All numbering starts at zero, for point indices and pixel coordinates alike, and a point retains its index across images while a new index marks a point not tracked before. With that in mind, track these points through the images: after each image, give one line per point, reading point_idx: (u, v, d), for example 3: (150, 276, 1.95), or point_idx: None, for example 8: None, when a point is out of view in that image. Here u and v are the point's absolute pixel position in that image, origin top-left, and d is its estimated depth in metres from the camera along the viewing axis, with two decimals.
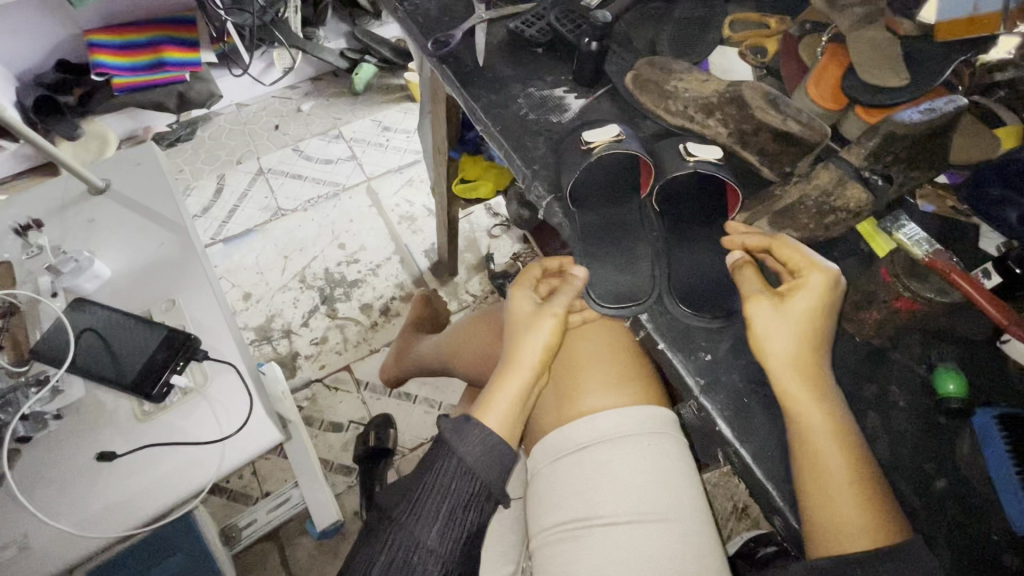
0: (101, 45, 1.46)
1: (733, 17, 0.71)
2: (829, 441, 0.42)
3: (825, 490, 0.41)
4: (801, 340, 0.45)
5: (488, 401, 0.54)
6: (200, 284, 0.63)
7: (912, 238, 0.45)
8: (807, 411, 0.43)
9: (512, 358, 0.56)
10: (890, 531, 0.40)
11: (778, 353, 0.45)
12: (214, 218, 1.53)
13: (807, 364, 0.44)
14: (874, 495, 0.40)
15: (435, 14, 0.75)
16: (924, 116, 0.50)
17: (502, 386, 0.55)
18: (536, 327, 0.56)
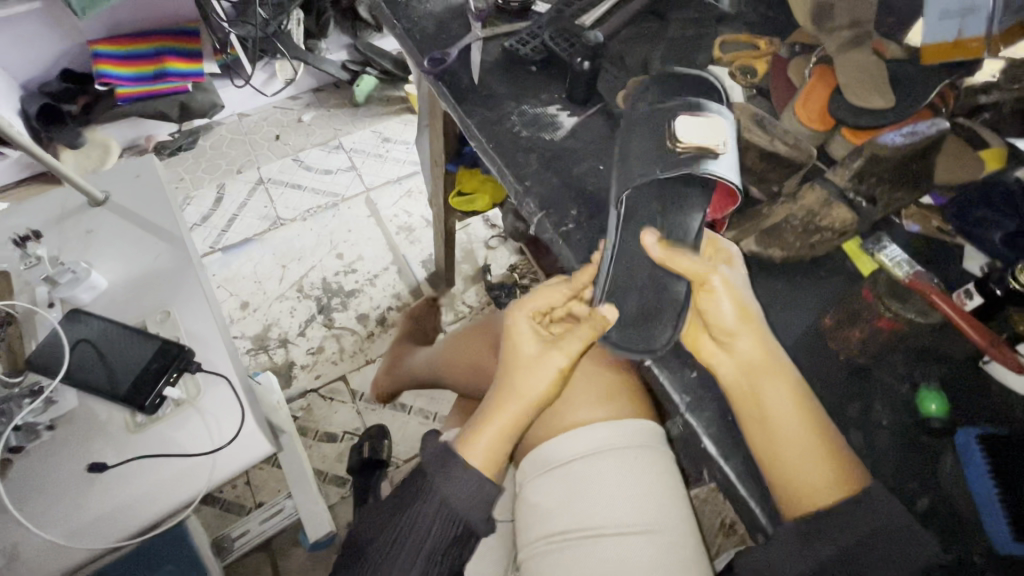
0: (105, 55, 1.49)
1: (724, 38, 0.72)
2: (789, 416, 0.44)
3: (790, 462, 0.43)
4: (748, 310, 0.47)
5: (477, 428, 0.52)
6: (195, 296, 0.64)
7: (895, 260, 0.49)
8: (765, 380, 0.45)
9: (510, 385, 0.53)
10: (848, 477, 0.42)
11: (730, 326, 0.47)
12: (213, 227, 1.55)
13: (759, 334, 0.47)
14: (833, 453, 0.43)
15: (432, 32, 0.76)
16: (907, 139, 0.52)
17: (497, 413, 0.52)
18: (541, 362, 0.52)
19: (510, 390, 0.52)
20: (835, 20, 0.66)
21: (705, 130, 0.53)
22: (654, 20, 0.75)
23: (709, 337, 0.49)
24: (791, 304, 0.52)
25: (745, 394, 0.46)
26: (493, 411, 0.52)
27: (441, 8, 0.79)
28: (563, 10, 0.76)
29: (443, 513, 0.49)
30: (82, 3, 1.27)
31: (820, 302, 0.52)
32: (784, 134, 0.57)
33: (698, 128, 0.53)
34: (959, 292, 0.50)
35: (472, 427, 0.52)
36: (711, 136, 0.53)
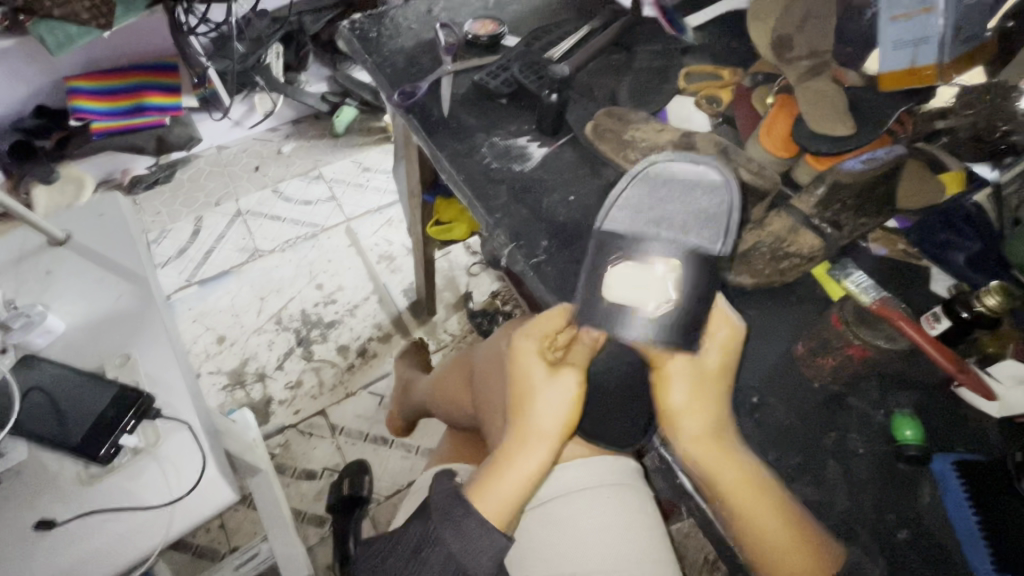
0: (80, 90, 1.48)
1: (689, 69, 0.74)
2: (749, 497, 0.41)
3: (763, 544, 0.40)
4: (704, 394, 0.44)
5: (491, 480, 0.47)
6: (157, 336, 0.62)
7: (860, 286, 0.49)
8: (720, 470, 0.42)
9: (524, 427, 0.48)
10: (821, 560, 0.40)
11: (676, 409, 0.44)
12: (190, 260, 1.52)
13: (712, 412, 0.44)
14: (804, 540, 0.41)
15: (403, 66, 0.77)
16: (866, 165, 0.53)
17: (514, 461, 0.47)
18: (555, 394, 0.47)
19: (526, 430, 0.47)
20: (794, 51, 0.68)
21: (636, 285, 0.49)
22: (620, 53, 0.77)
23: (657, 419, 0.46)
24: (763, 330, 0.52)
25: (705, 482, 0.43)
26: (507, 457, 0.47)
27: (412, 42, 0.80)
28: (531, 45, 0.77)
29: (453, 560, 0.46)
30: (59, 41, 1.26)
31: (793, 327, 0.52)
32: (747, 163, 0.58)
33: (631, 283, 0.49)
34: (927, 316, 0.51)
35: (484, 478, 0.48)
36: (642, 294, 0.48)
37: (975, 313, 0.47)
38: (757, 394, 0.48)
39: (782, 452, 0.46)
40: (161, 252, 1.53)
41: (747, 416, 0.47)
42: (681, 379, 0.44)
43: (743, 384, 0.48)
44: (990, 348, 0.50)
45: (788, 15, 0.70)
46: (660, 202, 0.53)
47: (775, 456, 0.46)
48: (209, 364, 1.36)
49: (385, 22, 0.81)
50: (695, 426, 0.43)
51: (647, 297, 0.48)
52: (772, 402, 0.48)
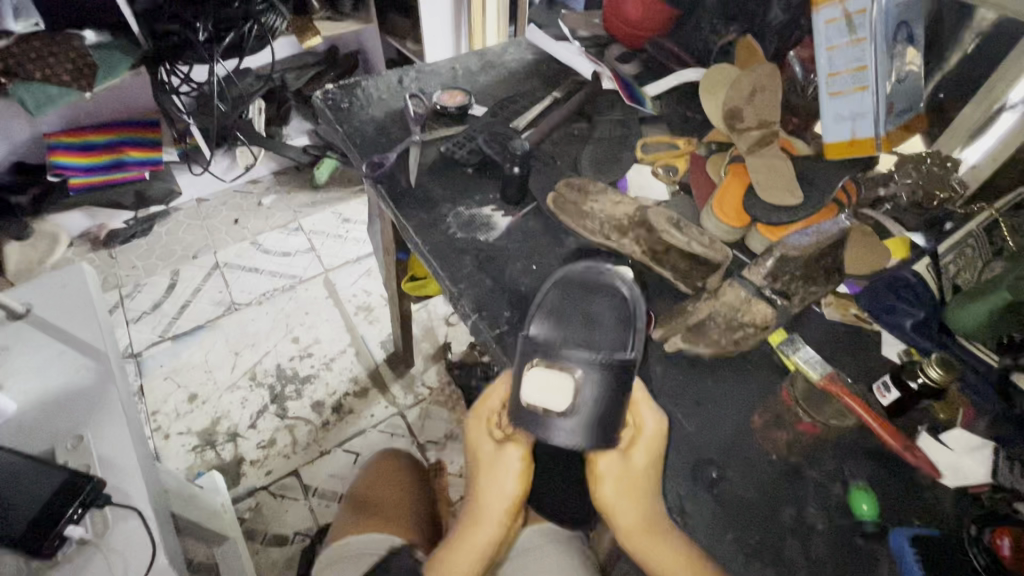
0: (59, 147, 1.48)
1: (646, 139, 0.78)
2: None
3: None
4: (637, 489, 0.46)
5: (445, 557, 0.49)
6: (112, 418, 0.60)
7: (808, 361, 0.52)
8: (652, 557, 0.43)
9: (475, 504, 0.49)
10: None
11: (607, 502, 0.46)
12: (164, 315, 1.50)
13: (642, 505, 0.45)
14: None
15: (373, 136, 0.79)
16: (813, 239, 0.57)
17: (462, 537, 0.49)
18: (501, 474, 0.48)
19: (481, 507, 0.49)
20: (744, 121, 0.72)
21: (560, 390, 0.46)
22: (582, 122, 0.80)
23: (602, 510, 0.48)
24: (722, 399, 0.52)
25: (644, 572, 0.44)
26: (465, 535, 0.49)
27: (382, 112, 0.82)
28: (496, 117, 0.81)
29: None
30: (39, 102, 1.27)
31: (749, 396, 0.52)
32: (701, 235, 0.60)
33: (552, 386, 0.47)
34: (878, 385, 0.52)
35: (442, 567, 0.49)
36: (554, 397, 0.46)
37: (922, 384, 0.48)
38: (716, 468, 0.49)
39: (741, 531, 0.46)
40: (134, 308, 1.51)
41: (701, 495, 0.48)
42: (610, 475, 0.46)
43: (701, 459, 0.49)
44: (942, 416, 0.51)
45: (737, 88, 0.74)
46: (586, 304, 0.52)
47: (734, 536, 0.46)
48: (179, 424, 1.31)
49: (357, 93, 0.85)
50: (630, 517, 0.45)
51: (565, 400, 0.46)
52: (731, 477, 0.48)
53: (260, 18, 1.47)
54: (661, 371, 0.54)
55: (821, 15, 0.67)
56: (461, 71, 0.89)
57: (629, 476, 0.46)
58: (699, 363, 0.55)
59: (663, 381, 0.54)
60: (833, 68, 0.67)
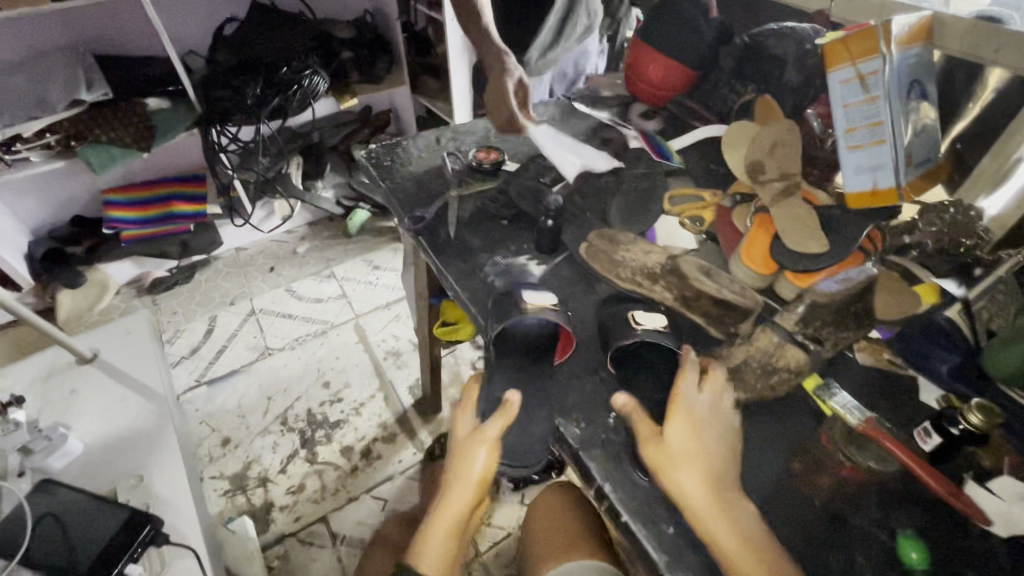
0: (115, 202, 1.61)
1: (671, 191, 0.81)
2: (759, 575, 0.41)
3: None
4: (702, 464, 0.46)
5: (423, 539, 0.52)
6: (165, 460, 0.77)
7: (844, 406, 0.52)
8: (740, 547, 0.43)
9: (454, 473, 0.53)
10: None
11: (698, 503, 0.44)
12: (202, 359, 1.56)
13: (712, 500, 0.45)
14: None
15: (413, 191, 0.84)
16: (842, 285, 0.59)
17: (440, 510, 0.52)
18: (473, 448, 0.54)
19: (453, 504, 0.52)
20: (767, 173, 0.75)
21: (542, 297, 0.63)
22: (610, 175, 0.85)
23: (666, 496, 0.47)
24: (761, 444, 0.53)
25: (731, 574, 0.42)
26: (438, 509, 0.53)
27: (422, 170, 0.88)
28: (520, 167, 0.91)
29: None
30: (103, 162, 1.36)
31: (786, 442, 0.53)
32: (730, 283, 0.62)
33: (528, 370, 0.62)
34: (919, 431, 0.52)
35: (417, 545, 0.52)
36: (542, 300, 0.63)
37: (964, 429, 0.48)
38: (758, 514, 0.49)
39: None
40: (175, 352, 1.57)
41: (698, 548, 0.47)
42: (673, 465, 0.46)
43: None
44: (987, 463, 0.50)
45: (757, 143, 0.78)
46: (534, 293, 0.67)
47: None
48: (212, 468, 1.34)
49: (398, 152, 0.91)
50: (707, 501, 0.44)
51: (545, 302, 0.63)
52: (775, 523, 0.48)
53: (303, 82, 1.56)
54: None
55: (836, 75, 0.71)
56: (494, 130, 0.96)
57: (705, 463, 0.46)
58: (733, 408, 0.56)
59: None
60: (851, 123, 0.71)
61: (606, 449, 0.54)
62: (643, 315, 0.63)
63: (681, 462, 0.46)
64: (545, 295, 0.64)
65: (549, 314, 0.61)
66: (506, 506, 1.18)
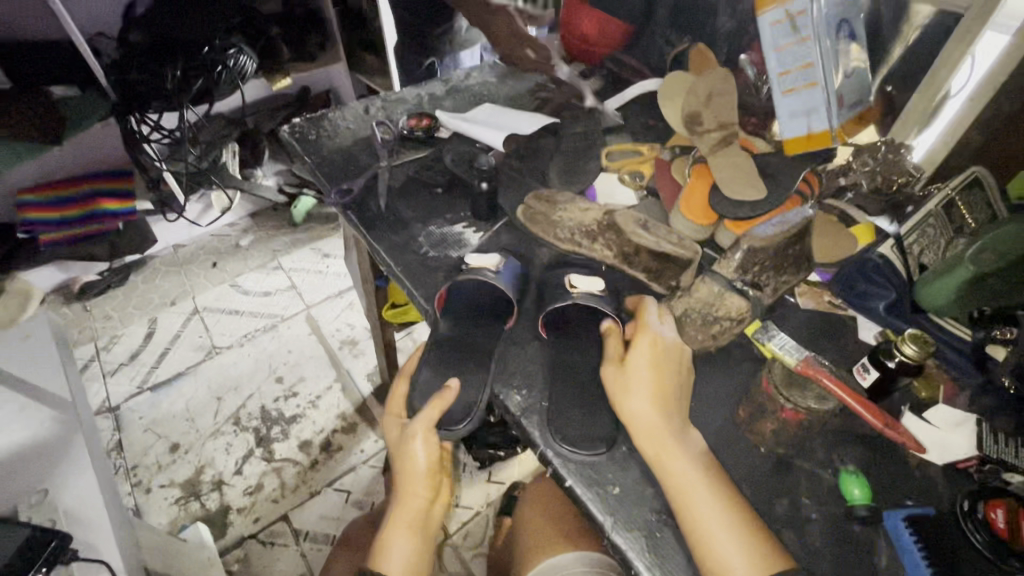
0: (29, 202, 1.43)
1: (609, 148, 0.79)
2: (700, 488, 0.43)
3: (711, 545, 0.41)
4: (656, 390, 0.47)
5: (386, 536, 0.54)
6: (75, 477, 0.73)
7: (783, 348, 0.49)
8: (685, 463, 0.44)
9: (401, 470, 0.54)
10: (753, 527, 0.42)
11: (648, 424, 0.46)
12: (142, 364, 1.45)
13: (663, 421, 0.46)
14: (735, 504, 0.43)
15: (341, 163, 0.78)
16: (777, 229, 0.56)
17: (401, 505, 0.54)
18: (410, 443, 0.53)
19: (410, 501, 0.54)
20: (704, 124, 0.73)
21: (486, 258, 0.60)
22: (549, 135, 0.81)
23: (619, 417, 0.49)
24: (706, 396, 0.52)
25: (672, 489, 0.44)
26: (398, 509, 0.55)
27: (350, 140, 0.81)
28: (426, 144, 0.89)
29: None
30: None
31: (731, 390, 0.52)
32: (668, 235, 0.60)
33: (476, 338, 0.58)
34: (857, 368, 0.52)
35: (378, 546, 0.54)
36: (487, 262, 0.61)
37: (898, 362, 0.48)
38: None
39: None
40: (110, 360, 1.46)
41: (646, 506, 0.47)
42: (629, 390, 0.48)
43: None
44: (924, 395, 0.51)
45: (693, 93, 0.76)
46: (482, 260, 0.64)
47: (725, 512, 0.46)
48: (161, 477, 1.26)
49: (324, 124, 0.84)
50: (658, 422, 0.46)
51: (492, 263, 0.61)
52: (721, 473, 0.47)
53: (228, 62, 1.42)
54: None
55: (765, 17, 0.68)
56: (427, 96, 0.90)
57: (662, 385, 0.48)
58: None
59: None
60: (783, 67, 0.69)
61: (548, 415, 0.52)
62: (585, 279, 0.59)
63: (637, 387, 0.47)
64: (489, 257, 0.61)
65: (496, 279, 0.59)
66: (474, 485, 1.16)
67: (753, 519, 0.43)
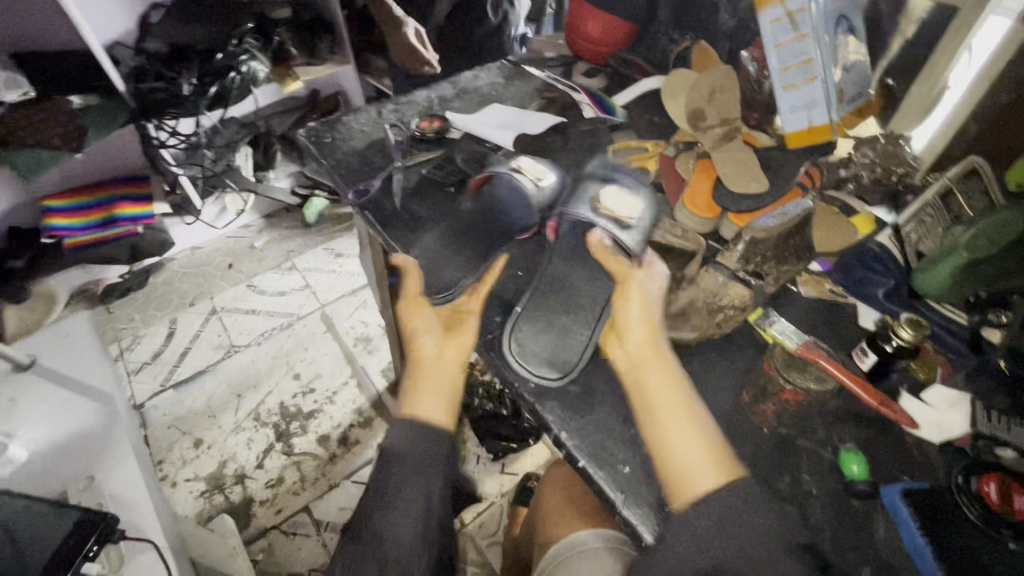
0: (54, 209, 1.47)
1: (615, 146, 0.81)
2: (676, 416, 0.47)
3: (682, 473, 0.45)
4: (648, 329, 0.52)
5: (418, 392, 0.57)
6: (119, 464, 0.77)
7: (784, 333, 0.55)
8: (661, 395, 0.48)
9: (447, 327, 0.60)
10: (726, 463, 0.46)
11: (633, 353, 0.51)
12: (164, 363, 1.50)
13: (648, 355, 0.51)
14: (714, 444, 0.46)
15: (357, 166, 0.81)
16: (778, 221, 0.59)
17: (438, 362, 0.58)
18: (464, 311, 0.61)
19: (424, 360, 0.58)
20: (707, 120, 0.75)
21: (534, 166, 0.68)
22: (556, 134, 0.83)
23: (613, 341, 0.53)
24: (710, 381, 0.55)
25: (649, 417, 0.48)
26: (431, 364, 0.58)
27: (364, 143, 0.84)
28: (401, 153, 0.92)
29: (405, 541, 0.53)
30: (30, 164, 1.25)
31: (736, 376, 0.55)
32: (674, 227, 0.63)
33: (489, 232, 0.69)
34: (856, 351, 0.54)
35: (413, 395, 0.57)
36: (537, 169, 0.68)
37: (896, 345, 0.51)
38: None
39: None
40: (134, 360, 1.51)
41: (652, 484, 0.49)
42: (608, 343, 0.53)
43: None
44: (920, 375, 0.53)
45: (696, 91, 0.78)
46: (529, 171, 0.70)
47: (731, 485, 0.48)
48: (186, 471, 1.31)
49: (339, 127, 0.86)
50: (643, 359, 0.51)
51: (539, 174, 0.68)
52: (725, 452, 0.50)
53: (240, 68, 1.43)
54: None
55: (766, 15, 0.70)
56: (437, 99, 0.92)
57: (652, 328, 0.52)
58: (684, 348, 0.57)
59: None
60: (783, 62, 0.70)
61: (561, 401, 0.55)
62: (615, 197, 0.61)
63: (631, 320, 0.52)
64: (541, 168, 0.68)
65: (534, 186, 0.66)
66: (488, 476, 1.20)
67: (736, 467, 0.46)
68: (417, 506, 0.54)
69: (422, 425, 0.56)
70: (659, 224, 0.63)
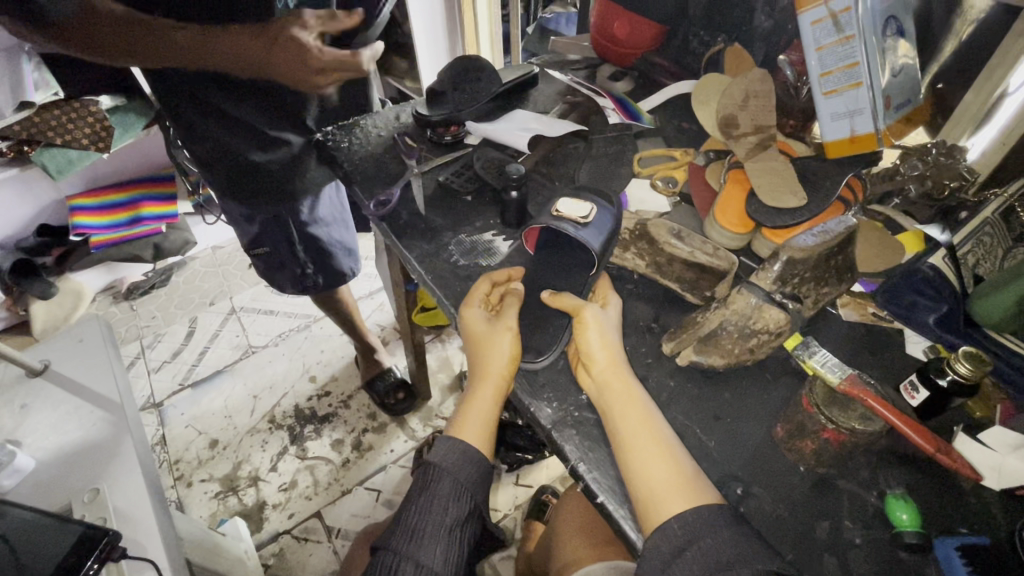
0: (81, 207, 1.48)
1: (641, 153, 0.78)
2: (642, 445, 0.46)
3: (656, 503, 0.43)
4: (610, 353, 0.52)
5: (462, 417, 0.54)
6: (123, 473, 0.70)
7: (825, 364, 0.47)
8: (626, 422, 0.47)
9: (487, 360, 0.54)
10: (699, 492, 0.43)
11: (600, 381, 0.51)
12: (183, 362, 1.50)
13: (613, 380, 0.50)
14: (684, 473, 0.44)
15: (372, 172, 0.75)
16: (819, 239, 0.54)
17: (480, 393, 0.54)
18: (500, 336, 0.55)
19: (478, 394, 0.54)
20: (741, 127, 0.71)
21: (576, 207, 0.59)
22: (580, 142, 0.80)
23: (582, 371, 0.53)
24: (743, 411, 0.51)
25: (617, 445, 0.47)
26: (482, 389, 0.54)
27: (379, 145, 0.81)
28: (281, 214, 0.85)
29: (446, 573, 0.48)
30: (60, 165, 1.26)
31: (771, 409, 0.51)
32: (703, 244, 0.59)
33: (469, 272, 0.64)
34: (906, 385, 0.50)
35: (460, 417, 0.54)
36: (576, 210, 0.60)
37: (951, 380, 0.45)
38: (740, 485, 0.47)
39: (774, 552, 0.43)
40: (154, 357, 1.52)
41: None
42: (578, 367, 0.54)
43: (727, 474, 0.47)
44: (977, 413, 0.49)
45: (729, 96, 0.74)
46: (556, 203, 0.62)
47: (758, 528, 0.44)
48: (201, 472, 1.30)
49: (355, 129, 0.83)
50: (609, 383, 0.50)
51: (582, 213, 0.59)
52: (758, 493, 0.46)
53: None
54: (675, 387, 0.53)
55: (806, 17, 0.65)
56: None
57: (612, 351, 0.52)
58: (711, 374, 0.54)
59: (678, 398, 0.52)
60: (824, 68, 0.65)
61: (579, 430, 0.51)
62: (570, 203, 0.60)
63: (594, 343, 0.52)
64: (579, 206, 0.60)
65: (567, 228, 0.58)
66: (504, 487, 1.16)
67: (707, 494, 0.44)
68: (460, 542, 0.49)
69: (465, 448, 0.53)
70: (671, 241, 0.59)
